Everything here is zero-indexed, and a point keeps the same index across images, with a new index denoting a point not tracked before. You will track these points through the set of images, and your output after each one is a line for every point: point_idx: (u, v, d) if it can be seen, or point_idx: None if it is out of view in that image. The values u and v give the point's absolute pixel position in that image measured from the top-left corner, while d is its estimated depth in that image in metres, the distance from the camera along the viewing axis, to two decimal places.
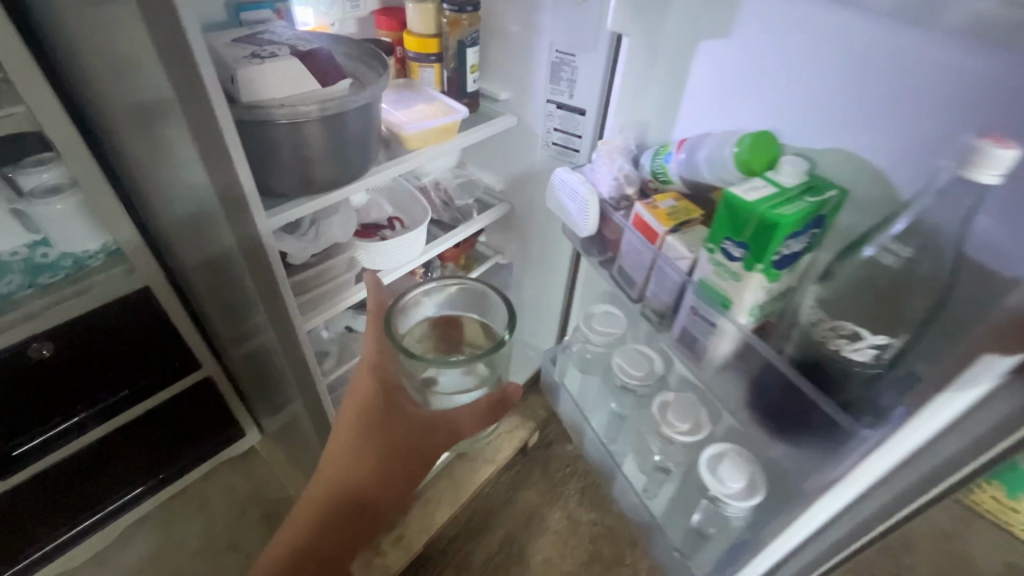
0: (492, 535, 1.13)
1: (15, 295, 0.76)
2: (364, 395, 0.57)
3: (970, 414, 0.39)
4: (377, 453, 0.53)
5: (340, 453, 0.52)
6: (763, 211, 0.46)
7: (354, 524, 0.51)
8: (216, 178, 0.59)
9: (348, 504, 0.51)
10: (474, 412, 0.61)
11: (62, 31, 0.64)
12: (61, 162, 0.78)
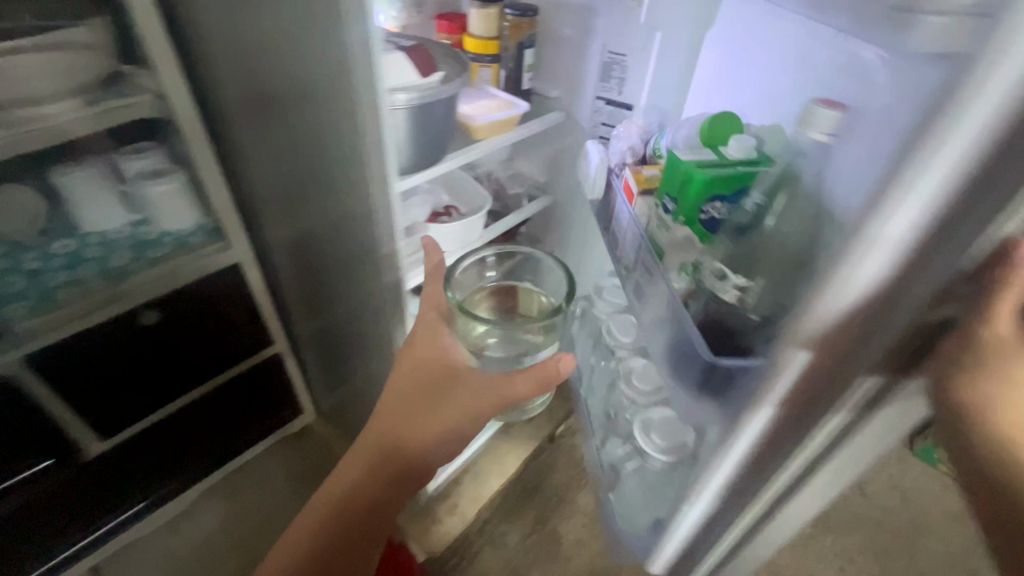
0: (524, 516, 1.19)
1: (129, 268, 0.84)
2: (411, 371, 0.68)
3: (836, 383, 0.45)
4: (428, 421, 0.67)
5: (385, 418, 0.67)
6: (690, 168, 0.57)
7: (397, 466, 0.67)
8: (329, 153, 0.67)
9: (399, 454, 0.67)
10: (521, 384, 0.65)
11: (193, 27, 0.72)
12: (164, 150, 0.86)
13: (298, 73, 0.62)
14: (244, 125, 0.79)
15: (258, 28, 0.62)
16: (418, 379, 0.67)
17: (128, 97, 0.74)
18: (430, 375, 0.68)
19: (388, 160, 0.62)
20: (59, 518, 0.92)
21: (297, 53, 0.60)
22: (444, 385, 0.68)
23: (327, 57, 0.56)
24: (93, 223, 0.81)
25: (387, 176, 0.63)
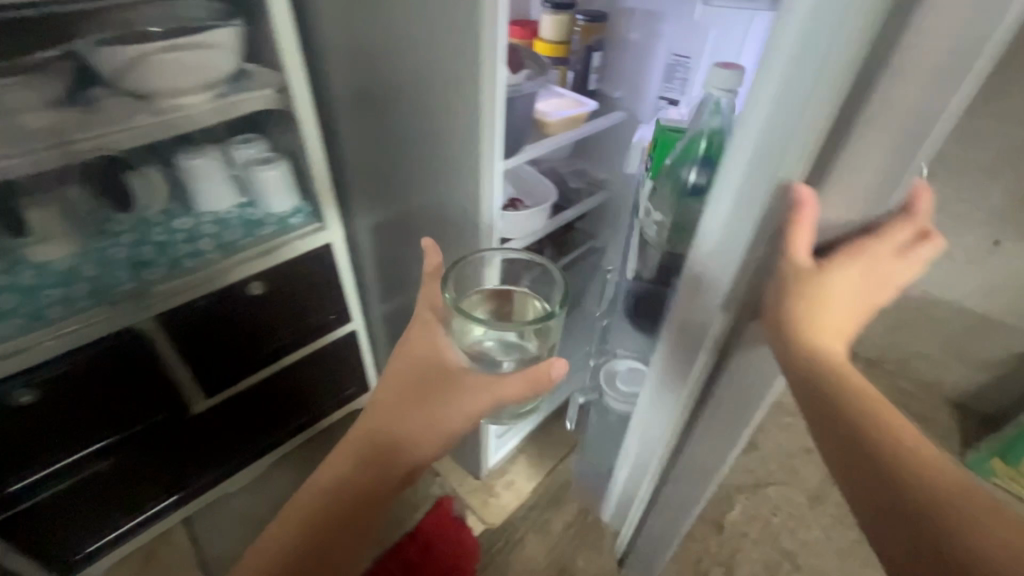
0: (569, 504, 1.22)
1: (238, 241, 0.92)
2: (408, 369, 0.63)
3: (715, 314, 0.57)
4: (410, 423, 0.63)
5: (376, 413, 0.64)
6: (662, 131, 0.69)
7: (380, 469, 0.63)
8: (426, 139, 0.74)
9: (379, 457, 0.63)
10: (512, 395, 0.60)
11: (309, 28, 0.81)
12: (269, 140, 0.98)
13: (413, 62, 0.68)
14: (345, 113, 0.86)
15: (379, 20, 0.69)
16: (404, 376, 0.63)
17: (248, 92, 0.84)
18: (418, 372, 0.63)
19: (495, 145, 0.66)
20: (158, 470, 1.01)
21: (416, 43, 0.66)
22: (435, 385, 0.62)
23: (447, 45, 0.62)
24: (211, 203, 0.95)
25: (490, 160, 0.68)
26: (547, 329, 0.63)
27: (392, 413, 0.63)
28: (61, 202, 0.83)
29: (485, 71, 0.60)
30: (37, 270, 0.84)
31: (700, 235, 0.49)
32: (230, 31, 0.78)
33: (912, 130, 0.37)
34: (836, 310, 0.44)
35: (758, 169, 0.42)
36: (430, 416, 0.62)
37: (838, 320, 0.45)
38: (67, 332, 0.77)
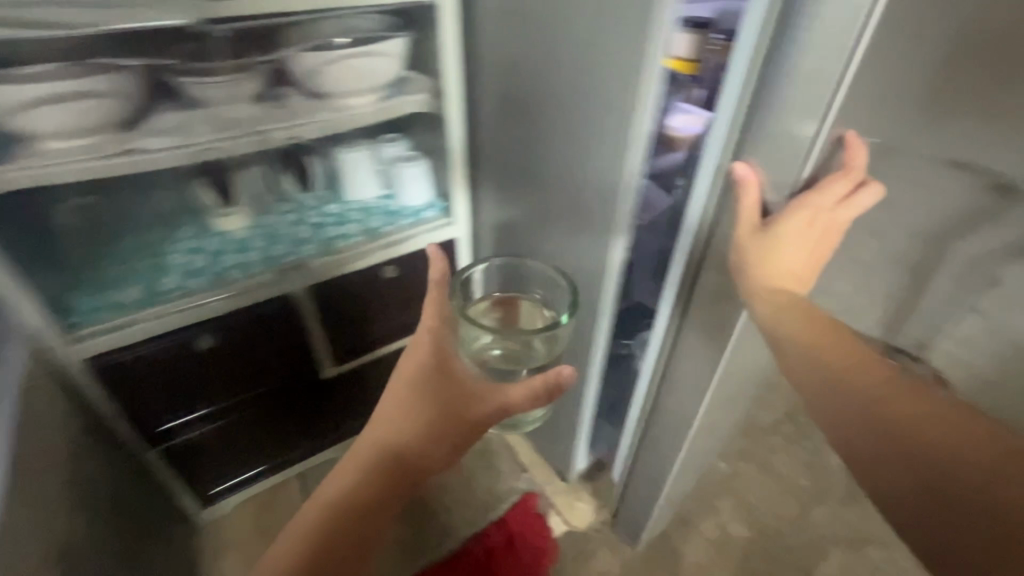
0: None
1: (379, 228, 1.02)
2: (416, 366, 0.59)
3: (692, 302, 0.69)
4: (414, 435, 0.58)
5: (387, 418, 0.59)
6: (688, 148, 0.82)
7: (395, 476, 0.58)
8: (561, 146, 0.79)
9: (386, 466, 0.58)
10: (528, 394, 0.58)
11: (469, 42, 0.90)
12: (410, 139, 1.08)
13: (566, 68, 0.72)
14: (489, 113, 0.93)
15: (540, 27, 0.74)
16: (409, 385, 0.59)
17: (406, 97, 0.94)
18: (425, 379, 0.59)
19: (638, 150, 0.69)
20: (283, 425, 1.12)
21: (574, 51, 0.70)
22: (444, 384, 0.59)
23: (607, 52, 0.65)
24: (358, 193, 1.05)
25: (630, 164, 0.71)
26: (555, 338, 0.64)
27: (397, 423, 0.58)
28: (244, 180, 0.96)
29: (645, 78, 0.63)
30: (217, 238, 0.95)
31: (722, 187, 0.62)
32: (402, 42, 0.88)
33: (827, 83, 0.47)
34: (791, 247, 0.54)
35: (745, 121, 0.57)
36: (436, 426, 0.58)
37: (794, 257, 0.55)
38: (240, 292, 0.88)
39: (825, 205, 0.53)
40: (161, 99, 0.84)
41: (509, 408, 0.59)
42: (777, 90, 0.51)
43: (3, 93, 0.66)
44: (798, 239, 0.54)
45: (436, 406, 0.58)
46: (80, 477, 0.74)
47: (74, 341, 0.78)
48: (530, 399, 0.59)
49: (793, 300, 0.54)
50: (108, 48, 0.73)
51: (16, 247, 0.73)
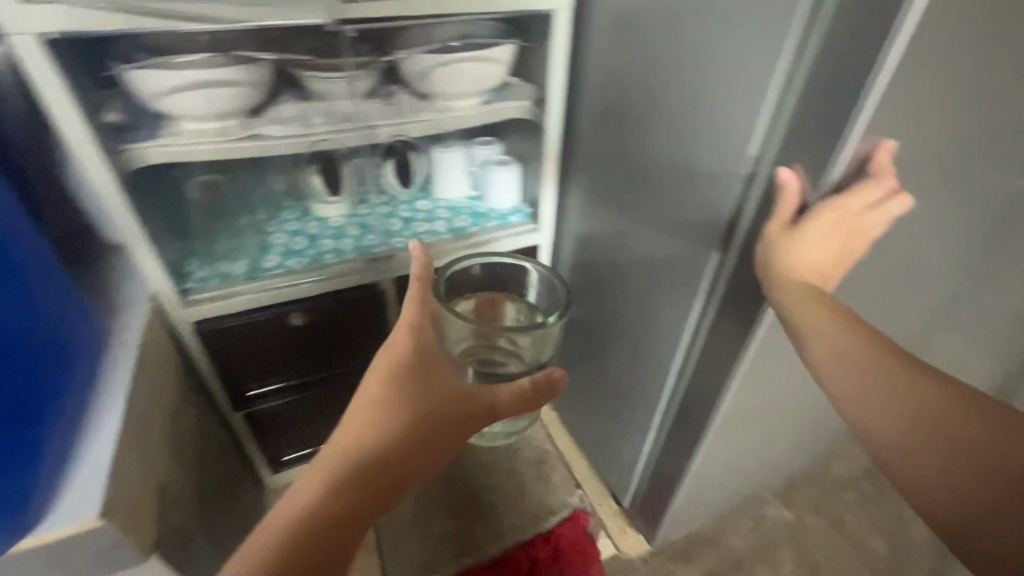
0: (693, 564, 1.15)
1: (464, 228, 1.05)
2: (399, 354, 0.55)
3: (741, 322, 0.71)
4: (399, 430, 0.51)
5: (364, 414, 0.52)
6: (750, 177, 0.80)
7: (369, 486, 0.49)
8: (659, 164, 0.77)
9: (359, 471, 0.49)
10: (520, 392, 0.58)
11: (576, 52, 0.90)
12: (503, 144, 1.10)
13: (682, 87, 0.69)
14: (589, 124, 0.92)
15: (658, 42, 0.72)
16: (396, 381, 0.53)
17: (508, 102, 0.95)
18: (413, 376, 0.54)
19: (758, 185, 0.63)
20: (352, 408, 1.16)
21: (694, 70, 0.66)
22: (427, 373, 0.55)
23: (729, 71, 0.62)
24: (446, 191, 1.09)
25: (746, 199, 0.65)
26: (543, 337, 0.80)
27: (378, 423, 0.51)
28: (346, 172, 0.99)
29: (774, 104, 0.58)
30: (316, 223, 1.00)
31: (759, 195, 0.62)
32: (510, 48, 0.89)
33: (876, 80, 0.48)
34: (820, 247, 0.56)
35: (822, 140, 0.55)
36: (423, 426, 0.52)
37: (823, 258, 0.57)
38: (333, 277, 0.93)
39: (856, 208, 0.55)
40: (283, 90, 0.89)
41: (500, 410, 0.57)
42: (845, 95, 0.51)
43: (158, 77, 0.73)
44: (827, 241, 0.56)
45: (426, 405, 0.53)
46: (180, 429, 0.80)
47: (187, 305, 0.84)
48: (523, 401, 0.59)
49: (820, 298, 0.57)
50: (249, 41, 0.79)
51: (149, 215, 0.80)
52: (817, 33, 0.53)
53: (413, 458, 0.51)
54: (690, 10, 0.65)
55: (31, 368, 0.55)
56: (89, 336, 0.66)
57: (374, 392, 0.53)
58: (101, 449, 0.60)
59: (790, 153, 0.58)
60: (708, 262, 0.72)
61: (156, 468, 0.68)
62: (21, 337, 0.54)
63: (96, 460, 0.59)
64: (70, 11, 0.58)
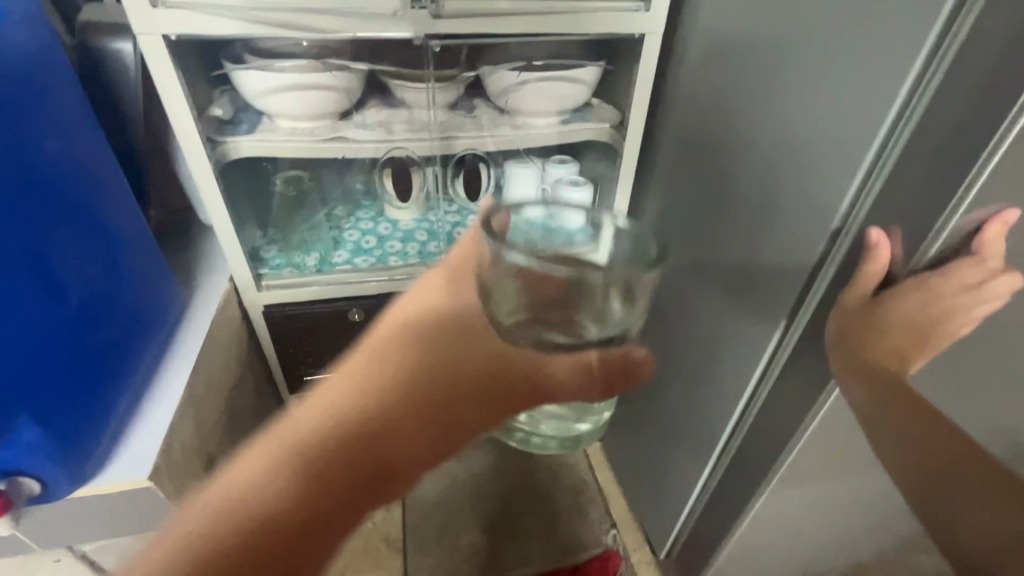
0: None
1: None
2: (427, 299, 0.41)
3: (800, 384, 0.65)
4: (396, 412, 0.36)
5: (354, 381, 0.36)
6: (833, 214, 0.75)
7: (355, 501, 0.34)
8: (736, 202, 0.72)
9: (334, 476, 0.34)
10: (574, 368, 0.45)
11: (666, 80, 0.87)
12: (579, 164, 1.08)
13: (773, 123, 0.64)
14: (669, 153, 0.88)
15: (753, 73, 0.67)
16: (421, 328, 0.39)
17: (589, 123, 0.94)
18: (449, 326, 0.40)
19: (845, 238, 0.57)
20: None
21: (788, 106, 0.61)
22: (455, 333, 0.39)
23: (825, 114, 0.57)
24: None
25: (831, 252, 0.59)
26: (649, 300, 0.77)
27: (385, 387, 0.36)
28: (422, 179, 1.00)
29: (874, 152, 0.52)
30: (387, 224, 1.04)
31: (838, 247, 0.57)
32: (595, 70, 0.88)
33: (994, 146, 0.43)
34: (902, 330, 0.49)
35: (922, 198, 0.48)
36: (453, 396, 0.38)
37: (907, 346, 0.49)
38: (396, 279, 0.96)
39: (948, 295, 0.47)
40: (371, 96, 0.94)
41: (556, 388, 0.45)
42: (961, 163, 0.45)
43: (261, 78, 0.79)
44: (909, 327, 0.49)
45: (465, 367, 0.39)
46: (236, 404, 0.85)
47: (260, 289, 0.90)
48: (586, 377, 0.46)
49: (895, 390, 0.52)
50: (346, 49, 0.83)
51: (237, 201, 0.86)
52: (936, 79, 0.47)
53: (436, 444, 0.38)
54: (790, 44, 0.60)
55: (116, 331, 0.61)
56: (169, 306, 0.72)
57: (389, 342, 0.38)
58: (165, 412, 0.64)
59: (886, 207, 0.52)
60: (779, 314, 0.66)
61: (207, 438, 0.72)
62: (112, 302, 0.60)
63: (157, 423, 0.63)
64: (191, 14, 0.64)
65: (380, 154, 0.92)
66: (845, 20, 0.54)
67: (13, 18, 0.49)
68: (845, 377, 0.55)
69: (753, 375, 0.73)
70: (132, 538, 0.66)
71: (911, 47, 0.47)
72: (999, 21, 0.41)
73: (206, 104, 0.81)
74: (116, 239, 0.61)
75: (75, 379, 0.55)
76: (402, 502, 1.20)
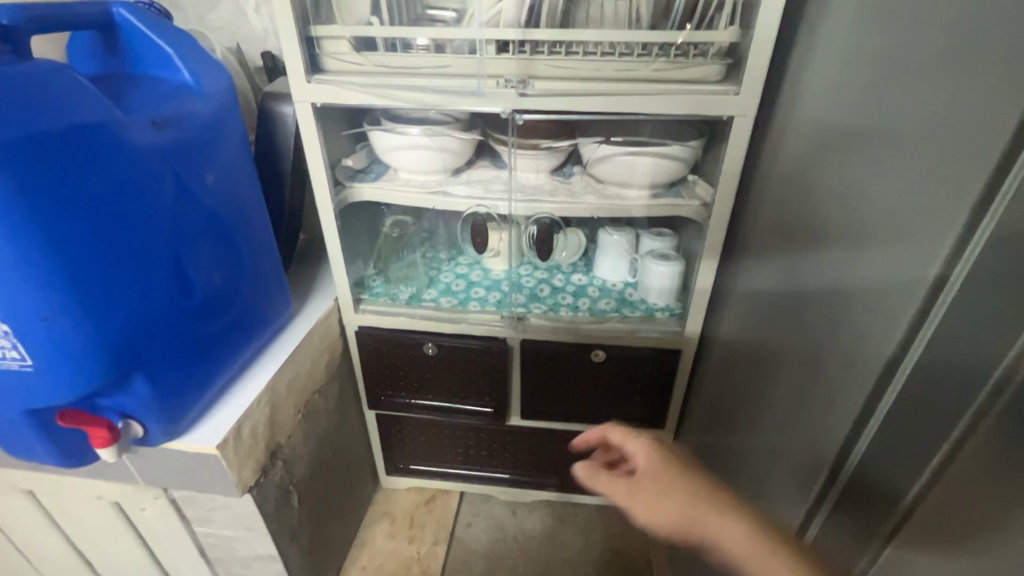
0: None
1: (607, 312, 1.03)
2: None
3: (844, 523, 0.55)
4: None
5: None
6: None
7: None
8: (800, 299, 0.64)
9: None
10: None
11: (758, 166, 0.83)
12: (676, 239, 1.06)
13: (846, 215, 0.55)
14: (756, 237, 0.81)
15: (832, 161, 0.60)
16: None
17: (682, 200, 0.93)
18: None
19: (910, 361, 0.46)
20: (462, 448, 1.22)
21: (862, 198, 0.53)
22: None
23: (885, 217, 0.49)
24: (605, 272, 1.09)
25: (893, 374, 0.48)
26: None
27: None
28: (502, 237, 1.08)
29: (940, 266, 0.42)
30: (481, 271, 1.13)
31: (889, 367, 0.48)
32: (685, 149, 0.89)
33: None
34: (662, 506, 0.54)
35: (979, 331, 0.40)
36: None
37: (700, 516, 0.52)
38: (470, 324, 1.03)
39: (663, 514, 0.53)
40: (484, 157, 1.04)
41: None
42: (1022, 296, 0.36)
43: (387, 139, 0.93)
44: (679, 518, 0.53)
45: None
46: (315, 406, 0.97)
47: (357, 311, 1.04)
48: None
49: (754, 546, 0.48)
50: (462, 116, 0.96)
51: (352, 235, 1.03)
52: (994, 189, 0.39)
53: None
54: (861, 140, 0.54)
55: (223, 327, 0.76)
56: (273, 320, 0.87)
57: None
58: (239, 406, 0.76)
59: (957, 332, 0.42)
60: (836, 438, 0.56)
61: (277, 429, 0.84)
62: (228, 302, 0.76)
63: (231, 412, 0.75)
64: (332, 88, 0.81)
65: (463, 210, 1.01)
66: (924, 102, 0.45)
67: (205, 90, 0.70)
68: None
69: (803, 500, 0.62)
70: (206, 496, 0.79)
71: (969, 156, 0.40)
72: None
73: (342, 156, 0.98)
74: (241, 258, 0.78)
75: (178, 349, 0.68)
76: (449, 542, 1.22)
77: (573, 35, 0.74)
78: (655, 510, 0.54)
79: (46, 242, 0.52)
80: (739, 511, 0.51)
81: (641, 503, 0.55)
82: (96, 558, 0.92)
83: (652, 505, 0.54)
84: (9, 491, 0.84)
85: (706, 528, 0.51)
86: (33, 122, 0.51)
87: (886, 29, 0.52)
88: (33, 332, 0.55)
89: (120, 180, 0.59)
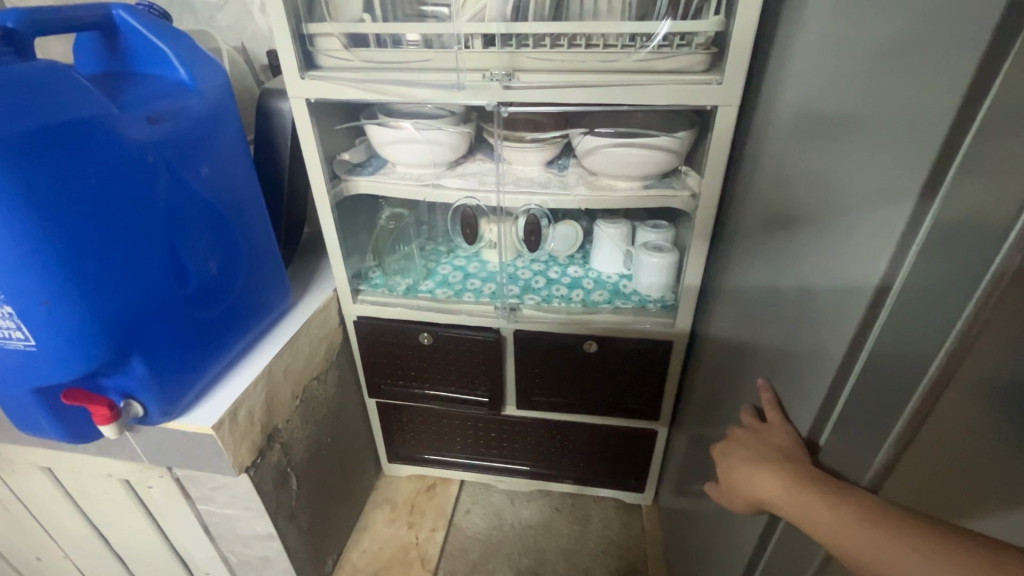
0: None
1: (600, 304, 1.04)
2: None
3: None
4: None
5: None
6: None
7: None
8: (777, 286, 0.65)
9: None
10: None
11: (744, 157, 0.83)
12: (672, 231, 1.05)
13: (818, 204, 0.55)
14: (743, 228, 0.81)
15: (807, 150, 0.60)
16: None
17: (673, 191, 0.93)
18: None
19: (866, 351, 0.46)
20: (461, 437, 1.24)
21: (832, 186, 0.52)
22: None
23: (852, 203, 0.48)
24: (600, 264, 1.10)
25: (852, 363, 0.48)
26: None
27: None
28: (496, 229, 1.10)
29: (889, 257, 0.43)
30: (478, 263, 1.15)
31: (850, 355, 0.48)
32: (675, 139, 0.89)
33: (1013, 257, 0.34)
34: (758, 498, 0.54)
35: (933, 315, 0.40)
36: None
37: (800, 500, 0.49)
38: (465, 314, 1.05)
39: (768, 492, 0.53)
40: (480, 151, 1.06)
41: None
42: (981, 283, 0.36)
43: (381, 133, 0.95)
44: (784, 499, 0.51)
45: None
46: (314, 393, 1.00)
47: (355, 302, 1.07)
48: None
49: (840, 522, 0.46)
50: (456, 110, 0.97)
51: (350, 228, 1.06)
52: (941, 173, 0.38)
53: None
54: (834, 127, 0.54)
55: (219, 314, 0.80)
56: (270, 308, 0.91)
57: None
58: (235, 390, 0.80)
59: (907, 320, 0.42)
60: (803, 426, 0.56)
61: (275, 413, 0.88)
62: (225, 288, 0.80)
63: (227, 394, 0.79)
64: (325, 85, 0.84)
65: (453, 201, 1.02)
66: (887, 87, 0.44)
67: (201, 88, 0.74)
68: (853, 540, 0.45)
69: None
70: (206, 474, 0.83)
71: (918, 140, 0.40)
72: (1001, 111, 0.34)
73: (340, 150, 1.01)
74: (237, 248, 0.82)
75: (175, 333, 0.72)
76: (447, 529, 1.25)
77: (554, 27, 0.75)
78: (760, 486, 0.54)
79: (52, 230, 0.56)
80: (820, 493, 0.48)
81: (746, 476, 0.56)
82: (109, 531, 0.97)
83: (751, 496, 0.55)
84: (28, 467, 0.89)
85: (800, 513, 0.49)
86: (34, 118, 0.54)
87: (856, 17, 0.52)
88: (35, 315, 0.58)
89: (119, 171, 0.62)
